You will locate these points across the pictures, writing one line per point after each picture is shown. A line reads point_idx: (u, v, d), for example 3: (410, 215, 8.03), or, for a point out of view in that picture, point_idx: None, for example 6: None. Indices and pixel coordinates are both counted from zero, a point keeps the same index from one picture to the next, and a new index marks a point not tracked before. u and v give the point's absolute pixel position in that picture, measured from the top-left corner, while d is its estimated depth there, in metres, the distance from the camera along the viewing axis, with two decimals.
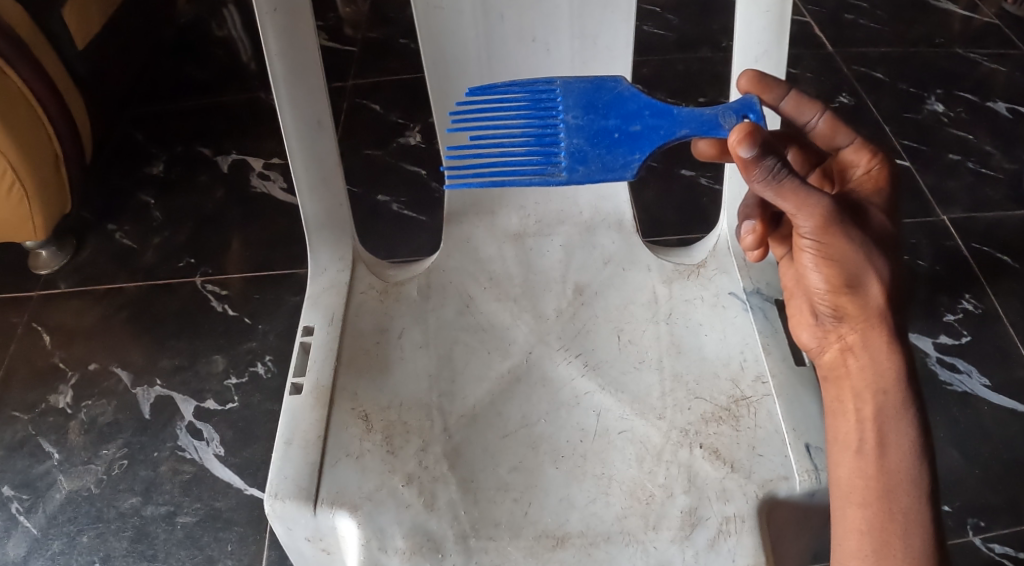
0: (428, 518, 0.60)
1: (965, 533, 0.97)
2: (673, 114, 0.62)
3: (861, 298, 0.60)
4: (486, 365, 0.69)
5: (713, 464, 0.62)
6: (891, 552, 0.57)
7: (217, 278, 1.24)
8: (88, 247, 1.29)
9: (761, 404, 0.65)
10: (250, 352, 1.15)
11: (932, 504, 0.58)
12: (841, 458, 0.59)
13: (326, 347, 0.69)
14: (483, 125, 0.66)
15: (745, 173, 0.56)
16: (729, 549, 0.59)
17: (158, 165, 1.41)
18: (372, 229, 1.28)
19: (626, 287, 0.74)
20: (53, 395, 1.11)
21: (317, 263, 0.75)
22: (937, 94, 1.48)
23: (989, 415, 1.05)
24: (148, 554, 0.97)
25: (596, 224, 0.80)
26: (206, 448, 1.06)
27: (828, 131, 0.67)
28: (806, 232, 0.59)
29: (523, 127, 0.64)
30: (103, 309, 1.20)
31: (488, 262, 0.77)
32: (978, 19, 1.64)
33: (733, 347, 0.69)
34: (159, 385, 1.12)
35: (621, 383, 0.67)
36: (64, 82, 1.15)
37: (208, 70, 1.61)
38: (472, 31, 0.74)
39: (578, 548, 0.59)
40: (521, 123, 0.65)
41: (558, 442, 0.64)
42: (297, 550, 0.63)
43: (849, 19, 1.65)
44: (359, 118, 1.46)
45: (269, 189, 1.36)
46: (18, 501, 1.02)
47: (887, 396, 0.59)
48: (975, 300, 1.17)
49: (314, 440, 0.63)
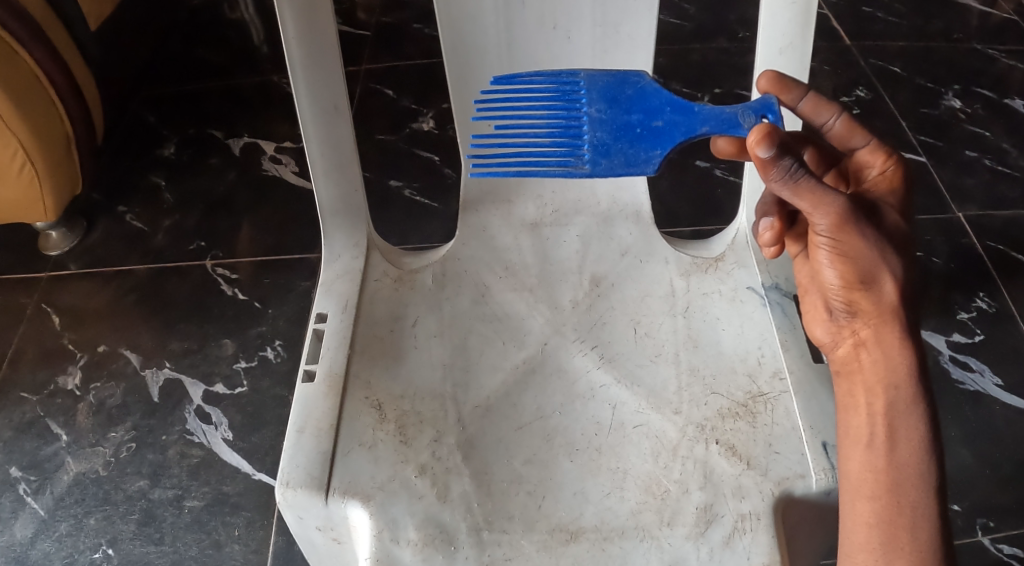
0: (441, 510, 0.60)
1: (974, 534, 0.96)
2: (694, 111, 0.61)
3: (875, 294, 0.59)
4: (500, 355, 0.68)
5: (729, 460, 0.61)
6: (898, 545, 0.56)
7: (228, 262, 1.23)
8: (97, 229, 1.28)
9: (778, 401, 0.64)
10: (259, 337, 1.14)
11: (942, 501, 0.57)
12: (852, 452, 0.59)
13: (339, 335, 0.68)
14: (508, 114, 0.66)
15: (761, 172, 0.55)
16: (744, 547, 0.58)
17: (169, 147, 1.41)
18: (382, 215, 1.27)
19: (643, 279, 0.73)
20: (62, 376, 1.11)
21: (331, 249, 0.74)
22: (955, 90, 1.46)
23: (1000, 415, 1.04)
24: (156, 537, 0.97)
25: (613, 215, 0.79)
26: (215, 433, 1.05)
27: (843, 132, 0.65)
28: (821, 230, 0.58)
29: (548, 118, 0.64)
30: (113, 291, 1.20)
31: (503, 250, 0.76)
32: (996, 15, 1.62)
33: (752, 343, 0.68)
34: (168, 368, 1.11)
35: (637, 376, 0.67)
36: (75, 61, 1.14)
37: (220, 52, 1.59)
38: (493, 16, 0.73)
39: (592, 543, 0.59)
40: (545, 115, 0.64)
41: (572, 434, 0.64)
42: (308, 539, 0.62)
43: (867, 12, 1.63)
44: (371, 103, 1.45)
45: (281, 173, 1.36)
46: (26, 482, 1.02)
47: (899, 391, 0.58)
48: (989, 299, 1.15)
49: (327, 428, 0.63)
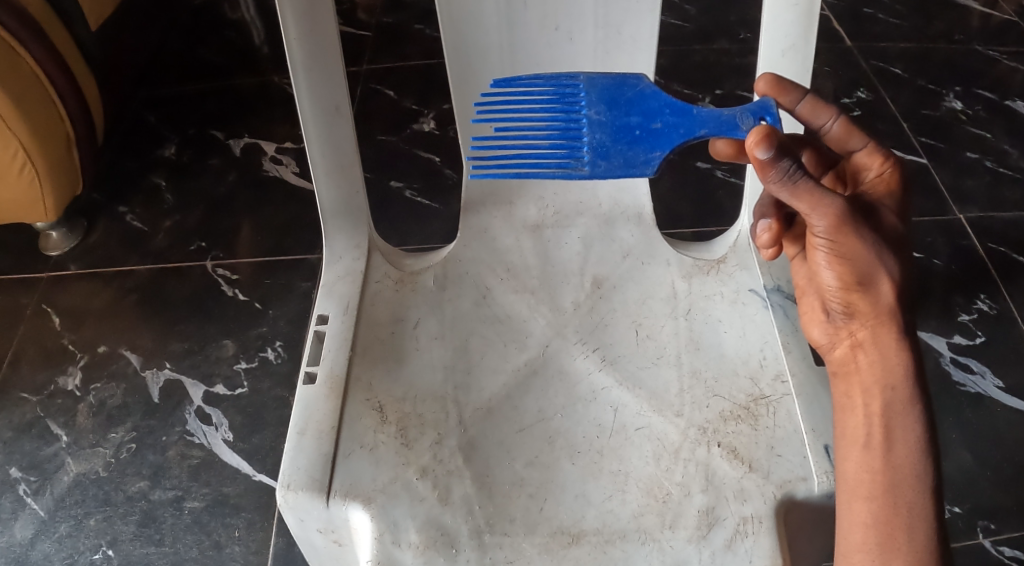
0: (442, 512, 0.60)
1: (975, 536, 0.96)
2: (692, 113, 0.61)
3: (872, 295, 0.59)
4: (502, 357, 0.68)
5: (731, 463, 0.61)
6: (894, 546, 0.56)
7: (228, 262, 1.23)
8: (98, 229, 1.28)
9: (780, 403, 0.64)
10: (260, 338, 1.14)
11: (938, 502, 0.57)
12: (849, 453, 0.58)
13: (341, 337, 0.68)
14: (508, 117, 0.66)
15: (760, 174, 0.55)
16: (746, 550, 0.58)
17: (169, 148, 1.40)
18: (383, 216, 1.27)
19: (645, 281, 0.73)
20: (62, 377, 1.11)
21: (332, 251, 0.74)
22: (956, 91, 1.45)
23: (1001, 417, 1.04)
24: (156, 538, 0.97)
25: (615, 217, 0.79)
26: (216, 433, 1.05)
27: (841, 135, 0.65)
28: (819, 231, 0.58)
29: (549, 119, 0.64)
30: (113, 291, 1.20)
31: (505, 252, 0.76)
32: (997, 16, 1.62)
33: (754, 345, 0.68)
34: (168, 369, 1.11)
35: (638, 378, 0.67)
36: (75, 61, 1.14)
37: (221, 52, 1.59)
38: (494, 18, 0.73)
39: (593, 546, 0.59)
40: (545, 117, 0.64)
41: (574, 437, 0.64)
42: (309, 542, 0.62)
43: (868, 13, 1.62)
44: (371, 103, 1.45)
45: (282, 173, 1.35)
46: (26, 483, 1.01)
47: (896, 392, 0.58)
48: (990, 301, 1.15)
49: (328, 429, 0.62)
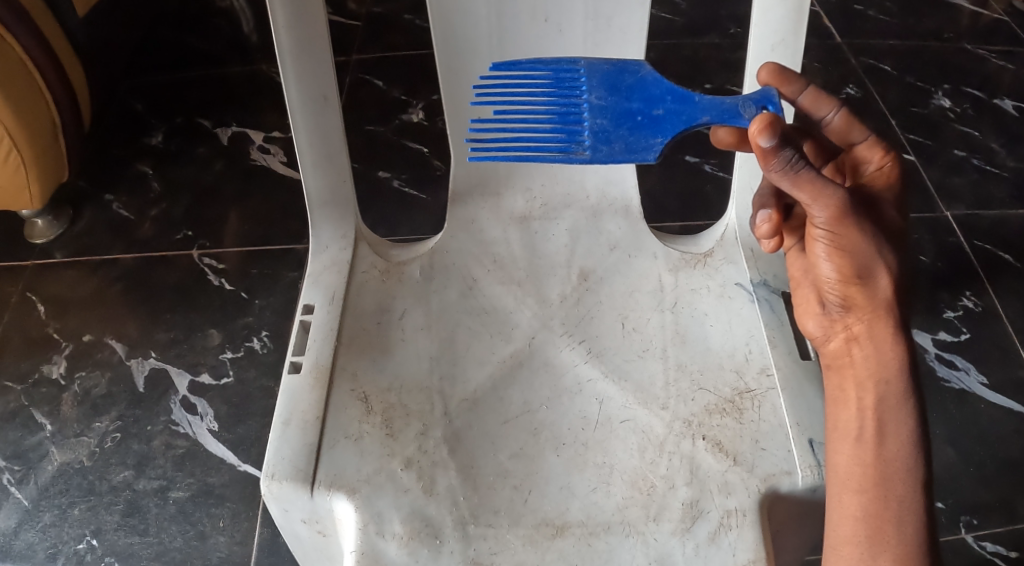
0: (427, 503, 0.60)
1: (957, 531, 0.96)
2: (694, 100, 0.61)
3: (870, 289, 0.59)
4: (488, 348, 0.68)
5: (716, 456, 0.61)
6: (884, 539, 0.56)
7: (215, 252, 1.22)
8: (83, 217, 1.27)
9: (765, 397, 0.64)
10: (246, 327, 1.14)
11: (928, 495, 0.57)
12: (840, 446, 0.59)
13: (326, 327, 0.67)
14: (508, 100, 0.65)
15: (762, 162, 0.55)
16: (729, 543, 0.58)
17: (157, 136, 1.39)
18: (371, 206, 1.26)
19: (631, 274, 0.73)
20: (47, 365, 1.10)
21: (318, 241, 0.73)
22: (944, 90, 1.46)
23: (985, 413, 1.05)
24: (140, 528, 0.97)
25: (602, 210, 0.78)
26: (201, 423, 1.05)
27: (842, 127, 0.65)
28: (819, 222, 0.58)
29: (549, 102, 0.63)
30: (99, 280, 1.19)
31: (492, 244, 0.76)
32: (986, 15, 1.62)
33: (739, 339, 0.68)
34: (154, 358, 1.11)
35: (624, 371, 0.67)
36: (62, 47, 1.13)
37: (209, 40, 1.58)
38: (484, 8, 0.73)
39: (577, 538, 0.59)
40: (545, 100, 0.63)
41: (559, 429, 0.64)
42: (293, 531, 0.62)
43: (858, 9, 1.63)
44: (360, 93, 1.44)
45: (269, 163, 1.35)
46: (10, 472, 1.01)
47: (889, 386, 0.58)
48: (976, 297, 1.16)
49: (313, 420, 0.62)
